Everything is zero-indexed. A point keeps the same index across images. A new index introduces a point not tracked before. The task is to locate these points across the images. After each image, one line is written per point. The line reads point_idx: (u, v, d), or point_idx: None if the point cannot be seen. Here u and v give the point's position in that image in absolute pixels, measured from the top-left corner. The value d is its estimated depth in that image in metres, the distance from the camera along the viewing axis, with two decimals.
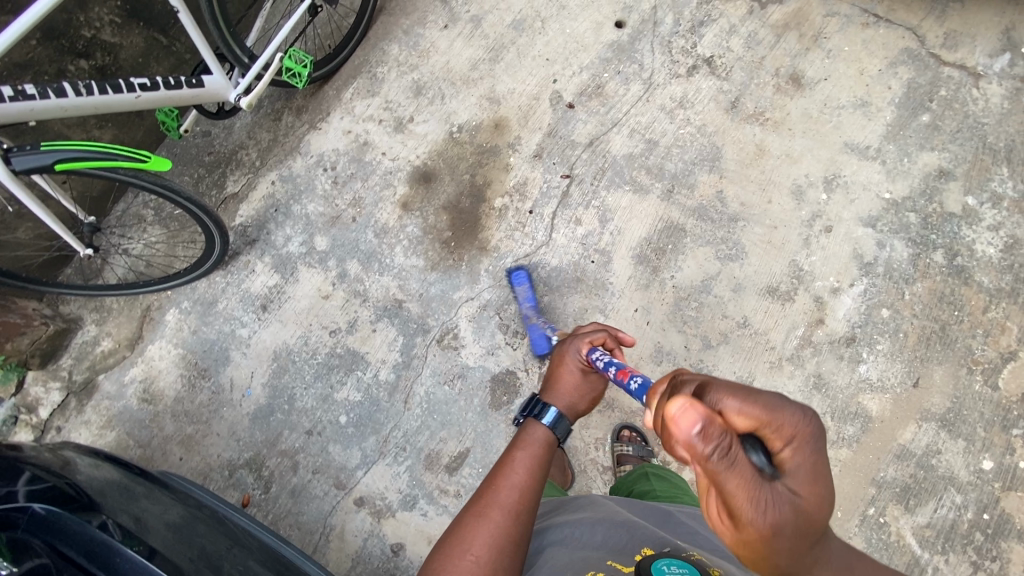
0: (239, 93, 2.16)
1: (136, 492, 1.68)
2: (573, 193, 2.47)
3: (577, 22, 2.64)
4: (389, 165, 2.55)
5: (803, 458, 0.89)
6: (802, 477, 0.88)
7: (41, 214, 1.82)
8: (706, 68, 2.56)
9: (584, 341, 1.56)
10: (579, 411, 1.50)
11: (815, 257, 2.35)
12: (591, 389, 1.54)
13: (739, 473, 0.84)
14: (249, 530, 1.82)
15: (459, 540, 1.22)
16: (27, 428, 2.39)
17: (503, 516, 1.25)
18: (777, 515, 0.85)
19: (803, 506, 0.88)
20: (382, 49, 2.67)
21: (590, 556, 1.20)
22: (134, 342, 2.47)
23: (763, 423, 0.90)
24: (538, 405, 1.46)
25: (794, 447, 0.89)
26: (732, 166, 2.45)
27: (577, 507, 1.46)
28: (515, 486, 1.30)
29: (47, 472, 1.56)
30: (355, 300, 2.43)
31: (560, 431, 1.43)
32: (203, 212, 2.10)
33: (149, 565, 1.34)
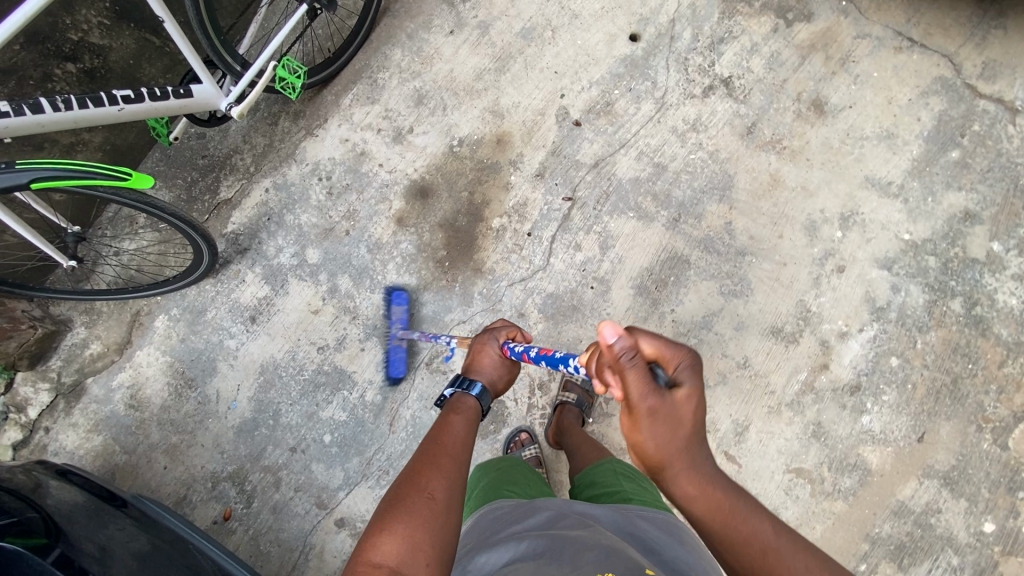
0: (230, 102, 2.09)
1: (106, 518, 1.80)
2: (575, 217, 2.37)
3: (589, 33, 2.51)
4: (386, 177, 2.48)
5: (689, 375, 1.15)
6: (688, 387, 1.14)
7: (26, 235, 1.81)
8: (723, 89, 2.41)
9: (501, 331, 1.67)
10: (498, 389, 1.61)
11: (824, 298, 2.24)
12: (508, 370, 1.66)
13: (636, 372, 1.11)
14: (217, 562, 1.87)
15: (414, 483, 1.15)
16: (14, 427, 2.39)
17: (456, 464, 1.23)
18: (658, 406, 1.11)
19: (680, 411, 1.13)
20: (385, 53, 2.57)
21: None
22: (123, 346, 2.45)
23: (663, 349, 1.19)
24: (465, 381, 1.56)
25: (684, 366, 1.16)
26: (744, 196, 2.33)
27: (546, 521, 1.32)
28: (462, 441, 1.32)
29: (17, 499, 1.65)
30: (345, 316, 2.39)
31: (484, 402, 1.53)
32: (190, 227, 2.06)
33: None
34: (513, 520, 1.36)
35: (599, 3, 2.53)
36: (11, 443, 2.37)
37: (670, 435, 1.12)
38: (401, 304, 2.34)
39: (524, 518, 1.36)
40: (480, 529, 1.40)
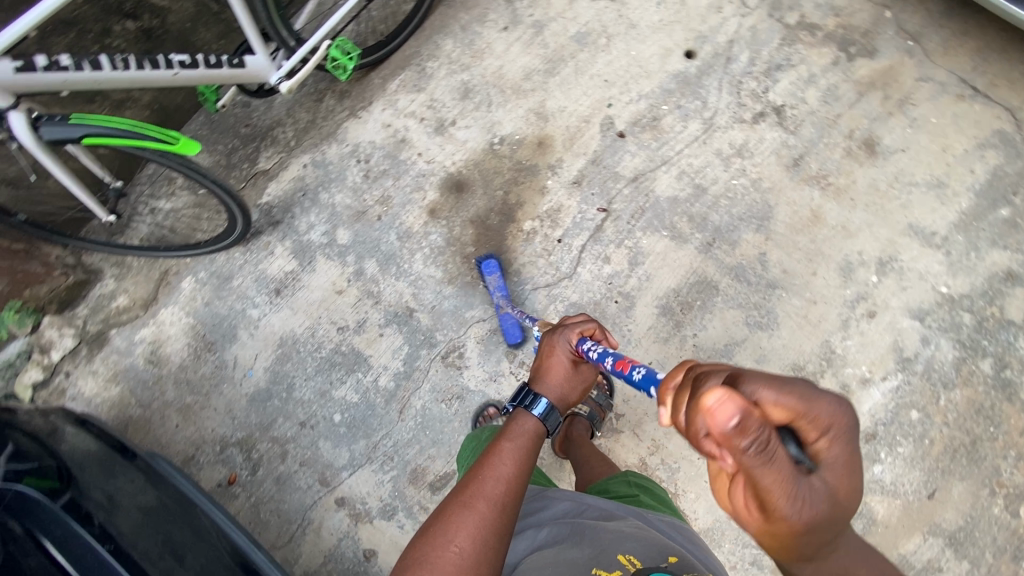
0: (280, 77, 2.11)
1: (116, 470, 1.85)
2: (607, 228, 2.35)
3: (644, 45, 2.47)
4: (423, 167, 2.49)
5: (837, 449, 0.89)
6: (835, 465, 0.89)
7: (75, 189, 1.85)
8: (773, 117, 2.37)
9: (575, 330, 1.56)
10: (569, 402, 1.52)
11: (851, 342, 2.21)
12: (580, 379, 1.56)
13: (776, 472, 0.82)
14: (221, 528, 1.89)
15: (441, 532, 1.21)
16: (36, 367, 2.45)
17: (488, 509, 1.24)
18: (811, 513, 0.85)
19: (832, 501, 0.87)
20: (436, 42, 2.56)
21: (576, 562, 1.27)
22: (148, 303, 2.50)
23: (799, 414, 0.89)
24: (529, 396, 1.47)
25: (826, 437, 0.89)
26: (781, 229, 2.29)
27: (567, 506, 1.52)
28: (501, 479, 1.30)
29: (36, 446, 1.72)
30: (368, 300, 2.42)
31: (550, 422, 1.45)
32: (226, 194, 2.08)
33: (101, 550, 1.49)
34: (536, 505, 1.58)
35: (658, 15, 2.49)
36: (32, 383, 2.44)
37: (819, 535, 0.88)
38: (496, 272, 2.28)
39: (547, 505, 1.55)
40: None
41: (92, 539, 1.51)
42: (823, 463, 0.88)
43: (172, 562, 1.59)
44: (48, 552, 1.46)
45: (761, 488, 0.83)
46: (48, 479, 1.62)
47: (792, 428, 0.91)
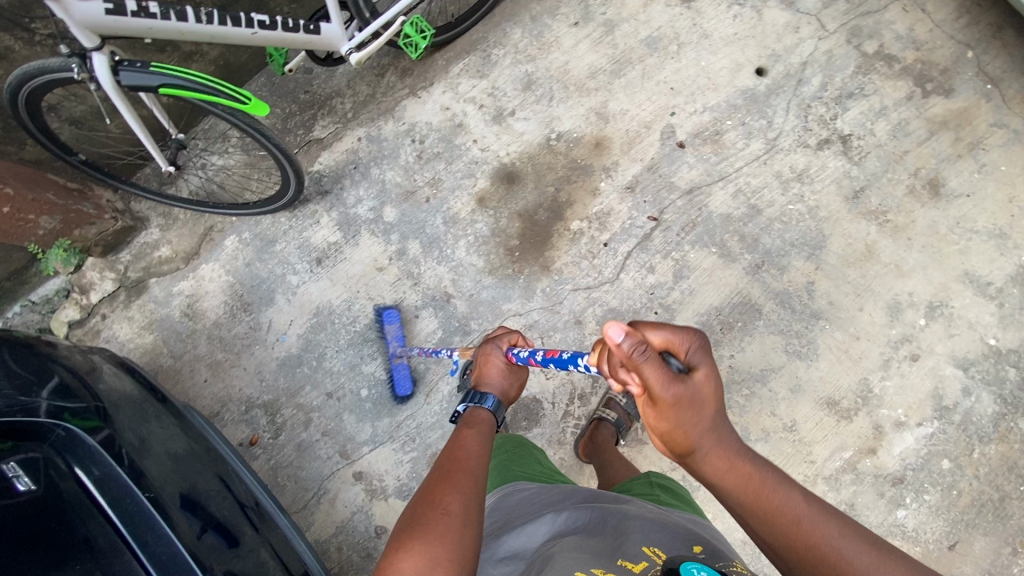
0: (351, 48, 2.10)
1: (148, 413, 1.83)
2: (655, 238, 2.33)
3: (715, 56, 2.43)
4: (477, 154, 2.47)
5: (703, 355, 1.12)
6: (707, 370, 1.10)
7: (138, 134, 1.84)
8: (839, 146, 2.32)
9: (503, 338, 1.66)
10: (512, 396, 1.64)
11: (889, 383, 2.18)
12: (518, 375, 1.68)
13: (651, 368, 1.06)
14: (243, 483, 1.90)
15: (429, 505, 1.18)
16: (74, 306, 2.51)
17: (470, 478, 1.27)
18: (684, 397, 1.08)
19: (703, 397, 1.10)
20: (504, 30, 2.53)
21: (601, 550, 1.26)
22: (190, 257, 2.52)
23: (674, 339, 1.12)
24: (476, 395, 1.59)
25: (693, 349, 1.12)
26: (833, 260, 2.26)
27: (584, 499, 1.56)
28: (474, 454, 1.36)
29: (74, 383, 1.70)
30: (407, 280, 2.42)
31: (499, 415, 1.57)
32: (287, 161, 2.11)
33: (137, 496, 1.45)
34: (548, 500, 1.56)
35: (733, 28, 2.44)
36: (69, 320, 2.49)
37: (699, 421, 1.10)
38: (394, 322, 2.34)
39: (566, 496, 1.58)
40: (516, 501, 1.59)
41: (127, 480, 1.47)
42: (698, 368, 1.10)
43: (196, 510, 1.58)
44: (90, 493, 1.42)
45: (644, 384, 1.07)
46: (91, 420, 1.56)
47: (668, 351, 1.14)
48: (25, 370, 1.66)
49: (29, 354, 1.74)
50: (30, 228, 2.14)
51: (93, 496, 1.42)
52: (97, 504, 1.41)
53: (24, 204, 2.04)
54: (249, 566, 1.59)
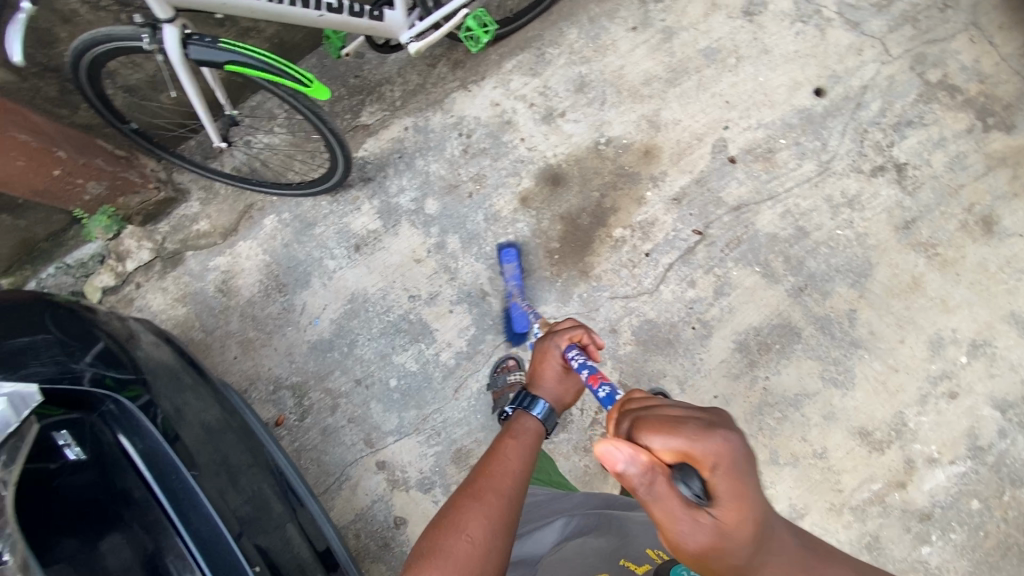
0: (411, 36, 2.08)
1: (184, 382, 1.81)
2: (699, 252, 2.30)
3: (774, 73, 2.38)
4: (523, 153, 2.44)
5: (728, 482, 0.97)
6: (730, 495, 0.97)
7: (196, 108, 1.82)
8: (893, 174, 2.29)
9: (564, 336, 1.53)
10: (566, 403, 1.53)
11: (925, 418, 2.16)
12: (575, 381, 1.56)
13: (663, 503, 0.95)
14: (273, 459, 1.89)
15: (453, 522, 1.20)
16: (109, 272, 2.51)
17: (499, 499, 1.25)
18: (707, 539, 0.96)
19: (729, 529, 0.97)
20: (560, 29, 2.50)
21: (605, 551, 1.30)
22: (228, 233, 2.51)
23: (688, 456, 0.97)
24: (527, 398, 1.49)
25: (717, 467, 0.97)
26: (877, 289, 2.23)
27: (590, 500, 1.59)
28: (509, 472, 1.31)
29: (118, 349, 1.68)
30: (443, 275, 2.41)
31: (550, 423, 1.47)
32: (339, 146, 2.09)
33: (184, 472, 1.45)
34: (553, 503, 1.60)
35: (795, 45, 2.40)
36: (103, 286, 2.50)
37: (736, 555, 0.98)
38: (513, 260, 2.33)
39: (573, 500, 1.61)
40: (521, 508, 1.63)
41: (174, 456, 1.47)
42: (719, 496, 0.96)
43: (227, 485, 1.58)
44: (136, 466, 1.41)
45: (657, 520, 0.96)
46: (134, 390, 1.55)
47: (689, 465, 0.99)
48: (66, 333, 1.61)
49: (68, 316, 1.68)
50: (76, 193, 2.12)
51: (140, 469, 1.41)
52: (143, 476, 1.40)
53: (75, 168, 2.02)
54: (276, 542, 1.59)
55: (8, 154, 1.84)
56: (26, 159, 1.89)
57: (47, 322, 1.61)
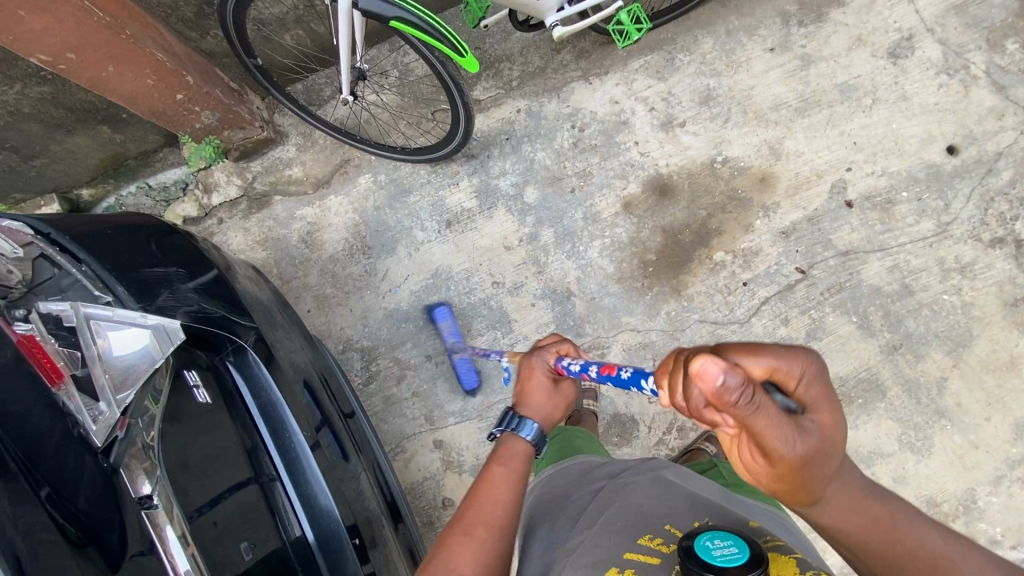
0: (557, 21, 2.01)
1: (279, 319, 1.70)
2: (798, 291, 2.25)
3: (908, 122, 2.31)
4: (635, 157, 2.37)
5: (818, 390, 0.88)
6: (825, 411, 0.87)
7: (342, 61, 1.78)
8: (1011, 248, 2.22)
9: (551, 349, 1.37)
10: (557, 418, 1.37)
11: (995, 499, 2.12)
12: (562, 395, 1.39)
13: (766, 414, 0.78)
14: (345, 398, 1.81)
15: (442, 562, 1.13)
16: (192, 202, 2.46)
17: (490, 532, 1.17)
18: (810, 445, 0.83)
19: (824, 438, 0.86)
20: (695, 37, 2.41)
21: (642, 527, 1.12)
22: (319, 184, 2.46)
23: (776, 369, 0.86)
24: (514, 418, 1.33)
25: (808, 381, 0.87)
26: (973, 362, 2.19)
27: (638, 472, 1.34)
28: (500, 503, 1.21)
29: (226, 279, 1.53)
30: (532, 266, 2.35)
31: (539, 443, 1.32)
32: (461, 100, 1.94)
33: (288, 418, 1.41)
34: (597, 474, 1.39)
35: (935, 97, 2.32)
36: (184, 215, 2.45)
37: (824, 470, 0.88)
38: (447, 318, 2.32)
39: (614, 466, 1.41)
40: (564, 481, 1.42)
41: (280, 403, 1.41)
42: (812, 408, 0.87)
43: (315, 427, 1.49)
44: (251, 413, 1.38)
45: (756, 433, 0.80)
46: (244, 330, 1.44)
47: (773, 382, 0.87)
48: (180, 258, 1.46)
49: (174, 241, 1.52)
50: (189, 119, 2.08)
51: (253, 416, 1.38)
52: (253, 422, 1.37)
53: (197, 96, 1.98)
54: (354, 492, 1.52)
55: (142, 71, 1.82)
56: (156, 78, 1.87)
57: (155, 249, 1.44)
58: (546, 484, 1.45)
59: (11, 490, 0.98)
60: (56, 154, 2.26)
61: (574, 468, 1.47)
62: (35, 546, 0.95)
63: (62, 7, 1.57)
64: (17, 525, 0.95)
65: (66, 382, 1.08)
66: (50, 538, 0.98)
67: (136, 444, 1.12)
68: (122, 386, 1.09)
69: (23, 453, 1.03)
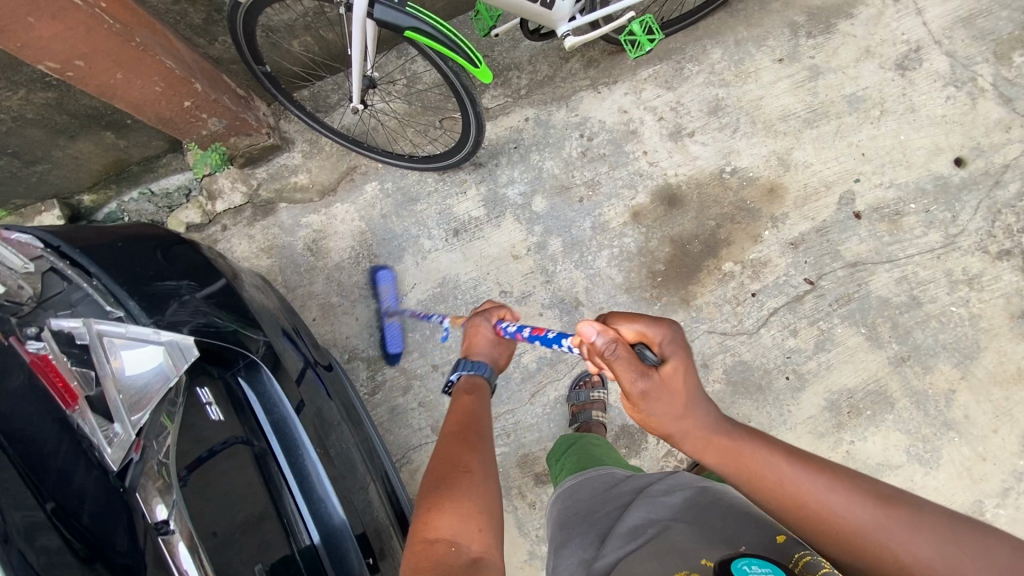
0: (568, 30, 2.00)
1: (286, 328, 1.66)
2: (807, 302, 2.25)
3: (916, 134, 2.32)
4: (644, 167, 2.36)
5: (675, 354, 1.12)
6: (679, 366, 1.11)
7: (354, 69, 1.76)
8: (1018, 260, 2.23)
9: (490, 312, 1.46)
10: (501, 366, 1.44)
11: (1004, 511, 2.11)
12: (509, 346, 1.47)
13: (616, 355, 1.10)
14: (355, 410, 1.77)
15: (450, 459, 1.15)
16: (196, 209, 2.43)
17: (485, 440, 1.21)
18: (659, 391, 1.08)
19: (677, 389, 1.10)
20: (704, 47, 2.41)
21: (675, 553, 1.07)
22: (325, 191, 2.43)
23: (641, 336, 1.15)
24: (462, 365, 1.40)
25: (666, 346, 1.14)
26: (981, 374, 2.19)
27: (668, 482, 1.31)
28: (478, 416, 1.27)
29: (233, 288, 1.50)
30: (540, 276, 2.34)
31: (491, 380, 1.40)
32: (472, 109, 1.93)
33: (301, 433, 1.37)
34: (623, 491, 1.37)
35: (943, 109, 2.33)
36: (187, 222, 2.42)
37: (673, 410, 1.09)
38: (389, 283, 2.37)
39: (639, 485, 1.37)
40: (588, 495, 1.42)
41: (293, 419, 1.38)
42: (668, 361, 1.11)
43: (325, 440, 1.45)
44: (264, 431, 1.34)
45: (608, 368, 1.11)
46: (258, 342, 1.41)
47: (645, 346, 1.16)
48: (188, 268, 1.44)
49: (181, 251, 1.49)
50: (196, 125, 2.06)
51: (266, 433, 1.34)
52: (267, 439, 1.33)
53: (206, 103, 1.96)
54: (364, 506, 1.47)
55: (150, 78, 1.80)
56: (165, 85, 1.85)
57: (163, 260, 1.41)
58: (569, 498, 1.44)
59: (15, 500, 0.97)
60: (57, 160, 2.23)
61: (598, 481, 1.46)
62: (42, 556, 0.95)
63: (72, 15, 1.55)
64: (24, 536, 0.95)
65: (81, 404, 1.06)
66: (56, 548, 0.97)
67: (152, 468, 1.09)
68: (136, 407, 1.07)
69: (28, 464, 1.02)
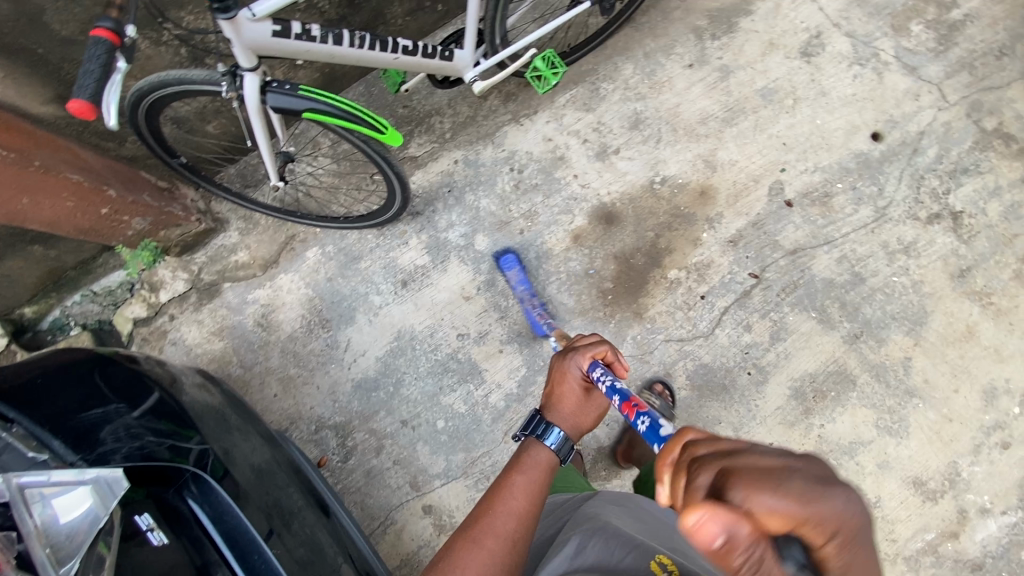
0: (475, 76, 2.04)
1: (233, 423, 1.64)
2: (755, 295, 2.28)
3: (831, 116, 2.38)
4: (577, 190, 2.39)
5: (840, 542, 0.74)
6: (847, 556, 0.75)
7: (264, 154, 1.76)
8: (949, 222, 2.29)
9: (586, 353, 1.40)
10: (583, 429, 1.38)
11: (978, 468, 2.14)
12: (594, 405, 1.41)
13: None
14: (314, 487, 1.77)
15: (451, 562, 1.14)
16: (141, 303, 2.41)
17: (499, 540, 1.16)
18: None
19: None
20: (615, 64, 2.46)
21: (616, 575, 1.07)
22: (268, 264, 2.42)
23: (799, 521, 0.72)
24: (540, 424, 1.33)
25: (833, 536, 0.73)
26: (933, 337, 2.24)
27: (621, 512, 1.36)
28: (514, 513, 1.20)
29: (172, 401, 1.50)
30: (493, 313, 2.34)
31: (562, 452, 1.32)
32: (389, 167, 1.91)
33: (253, 531, 1.34)
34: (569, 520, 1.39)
35: (852, 88, 2.40)
36: (133, 317, 2.40)
37: None
38: (514, 267, 2.30)
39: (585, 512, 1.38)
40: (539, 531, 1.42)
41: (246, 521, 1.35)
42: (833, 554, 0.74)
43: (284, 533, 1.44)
44: (214, 540, 1.28)
45: None
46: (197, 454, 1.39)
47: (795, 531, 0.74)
48: (119, 388, 1.43)
49: (116, 371, 1.49)
50: (120, 228, 2.09)
51: (216, 542, 1.28)
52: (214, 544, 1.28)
53: (122, 206, 2.00)
54: None
55: (59, 196, 1.82)
56: (76, 199, 1.87)
57: (95, 387, 1.40)
58: None
59: None
60: None
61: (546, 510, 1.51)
62: None
63: None
64: None
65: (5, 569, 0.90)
66: None
67: None
68: (64, 557, 1.01)
69: None
